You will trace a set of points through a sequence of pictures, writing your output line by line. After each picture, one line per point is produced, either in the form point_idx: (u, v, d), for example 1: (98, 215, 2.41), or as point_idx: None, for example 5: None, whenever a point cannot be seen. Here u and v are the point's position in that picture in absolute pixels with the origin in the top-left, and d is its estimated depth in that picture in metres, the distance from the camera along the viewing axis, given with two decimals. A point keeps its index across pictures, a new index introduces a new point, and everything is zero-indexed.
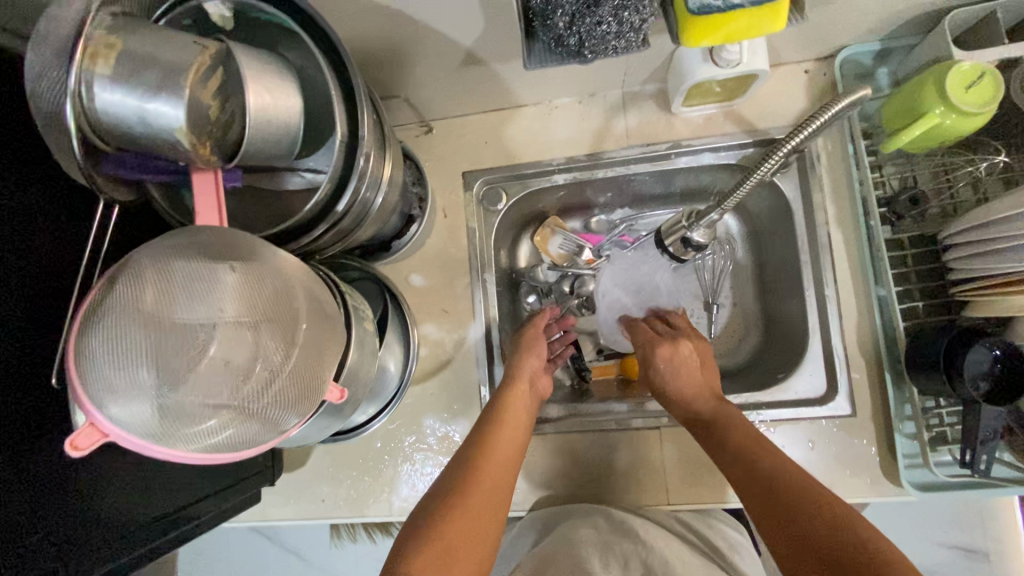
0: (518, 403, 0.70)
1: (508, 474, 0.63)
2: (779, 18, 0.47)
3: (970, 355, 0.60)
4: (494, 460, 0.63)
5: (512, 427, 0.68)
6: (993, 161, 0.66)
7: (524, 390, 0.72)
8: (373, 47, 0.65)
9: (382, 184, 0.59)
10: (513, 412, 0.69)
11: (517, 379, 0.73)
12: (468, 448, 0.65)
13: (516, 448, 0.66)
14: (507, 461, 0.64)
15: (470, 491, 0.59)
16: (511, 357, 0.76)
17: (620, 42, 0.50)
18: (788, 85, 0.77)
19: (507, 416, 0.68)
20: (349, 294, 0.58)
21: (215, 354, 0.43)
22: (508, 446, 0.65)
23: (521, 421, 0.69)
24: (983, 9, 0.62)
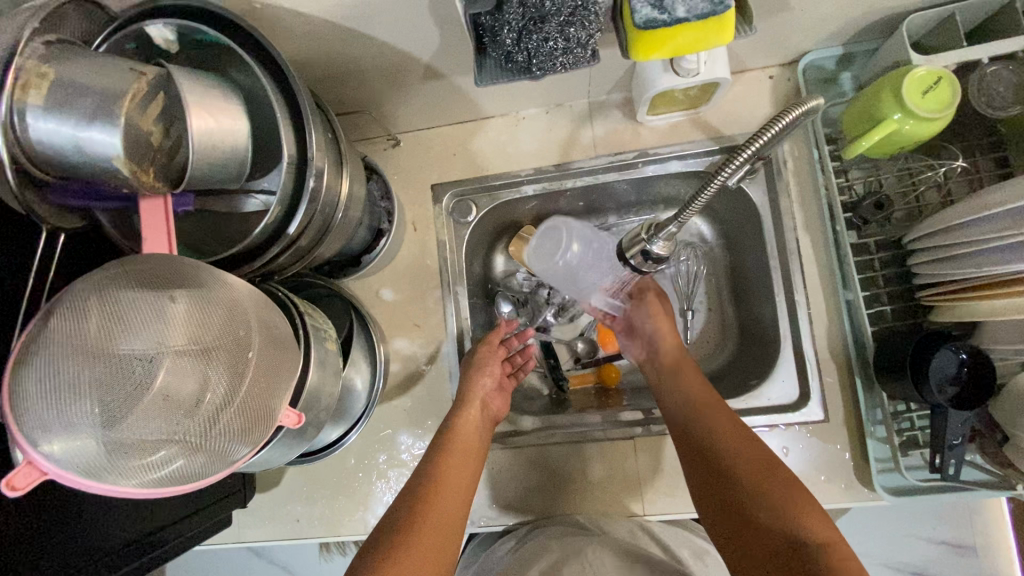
0: (468, 426, 0.70)
1: (461, 501, 0.64)
2: (725, 32, 0.47)
3: (937, 362, 0.60)
4: (447, 483, 0.64)
5: (462, 452, 0.68)
6: (953, 166, 0.67)
7: (476, 415, 0.72)
8: (331, 65, 0.65)
9: (341, 203, 0.58)
10: (465, 438, 0.69)
11: (468, 402, 0.72)
12: (418, 476, 0.64)
13: (471, 473, 0.67)
14: (459, 487, 0.64)
15: (422, 519, 0.59)
16: (463, 378, 0.75)
17: (568, 58, 0.50)
18: (754, 91, 0.77)
19: (459, 442, 0.68)
20: (309, 314, 0.58)
21: (156, 388, 0.41)
22: (462, 474, 0.66)
23: (474, 446, 0.69)
24: (940, 12, 0.62)
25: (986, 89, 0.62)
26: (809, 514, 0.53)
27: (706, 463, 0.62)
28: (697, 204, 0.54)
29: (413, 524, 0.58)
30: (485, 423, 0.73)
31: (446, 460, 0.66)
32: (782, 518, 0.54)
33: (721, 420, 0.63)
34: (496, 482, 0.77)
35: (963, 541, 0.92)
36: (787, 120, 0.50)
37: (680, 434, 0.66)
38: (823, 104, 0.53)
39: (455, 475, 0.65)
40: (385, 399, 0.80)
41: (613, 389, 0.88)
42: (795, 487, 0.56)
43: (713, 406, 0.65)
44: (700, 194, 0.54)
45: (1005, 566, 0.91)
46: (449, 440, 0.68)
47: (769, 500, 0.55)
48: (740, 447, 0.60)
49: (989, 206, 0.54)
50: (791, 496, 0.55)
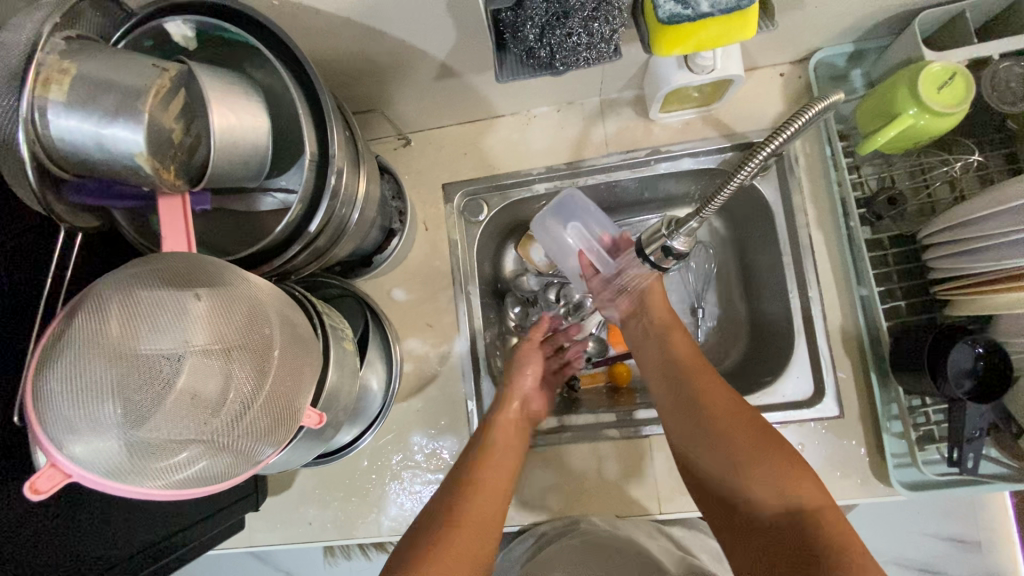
0: (508, 422, 0.72)
1: (496, 496, 0.64)
2: (749, 26, 0.47)
3: (953, 355, 0.60)
4: (481, 477, 0.64)
5: (503, 448, 0.69)
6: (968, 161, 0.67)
7: (516, 410, 0.75)
8: (345, 63, 0.64)
9: (358, 200, 0.57)
10: (501, 436, 0.70)
11: (510, 400, 0.75)
12: (453, 476, 0.65)
13: (507, 466, 0.67)
14: (494, 482, 0.65)
15: (465, 511, 0.60)
16: (504, 377, 0.79)
17: (591, 53, 0.50)
18: (765, 88, 0.77)
19: (496, 441, 0.69)
20: (327, 314, 0.57)
21: (181, 387, 0.41)
22: (497, 472, 0.66)
23: (511, 444, 0.70)
24: (952, 9, 0.63)
25: (999, 85, 0.62)
26: (803, 483, 0.54)
27: (694, 435, 0.62)
28: (716, 202, 0.55)
29: (448, 522, 0.59)
30: (523, 421, 0.75)
31: (481, 461, 0.66)
32: (773, 491, 0.54)
33: (712, 392, 0.63)
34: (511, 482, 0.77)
35: (968, 537, 0.93)
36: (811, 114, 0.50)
37: (667, 406, 0.66)
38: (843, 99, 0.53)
39: (490, 473, 0.65)
40: (398, 399, 0.79)
41: (624, 388, 0.88)
42: (788, 454, 0.56)
43: (705, 380, 0.65)
44: (721, 191, 0.54)
45: (1010, 561, 0.92)
46: (485, 439, 0.69)
47: (768, 484, 0.55)
48: (729, 419, 0.60)
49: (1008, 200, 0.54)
50: (786, 468, 0.55)
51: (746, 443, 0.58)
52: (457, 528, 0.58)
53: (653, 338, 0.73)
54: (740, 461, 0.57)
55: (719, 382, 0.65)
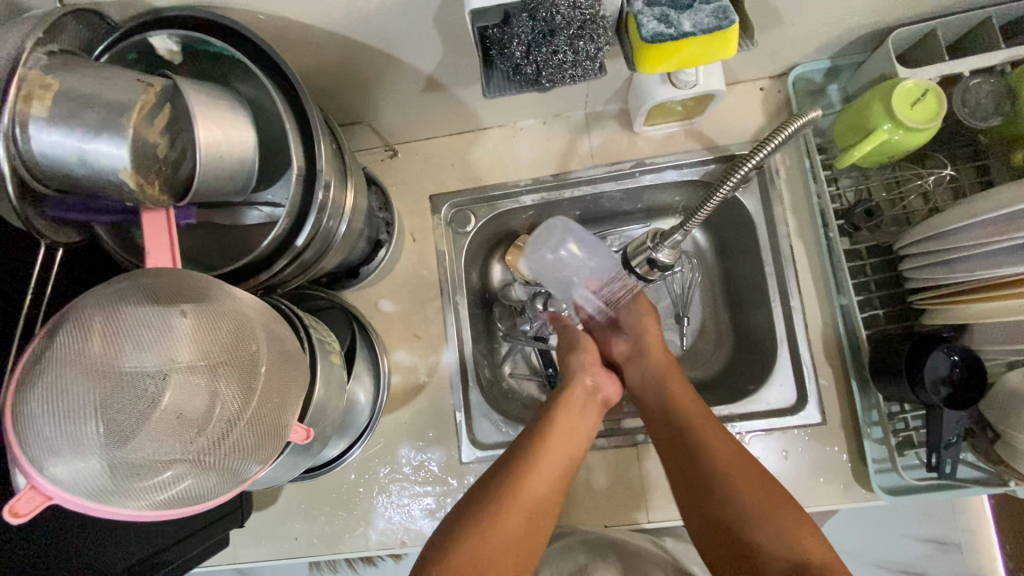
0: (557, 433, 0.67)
1: (540, 508, 0.61)
2: (729, 46, 0.48)
3: (930, 363, 0.62)
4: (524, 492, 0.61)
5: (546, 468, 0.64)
6: (940, 174, 0.68)
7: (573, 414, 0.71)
8: (332, 76, 0.64)
9: (345, 212, 0.58)
10: (558, 431, 0.67)
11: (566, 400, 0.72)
12: (487, 489, 0.61)
13: (556, 474, 0.64)
14: (538, 493, 0.62)
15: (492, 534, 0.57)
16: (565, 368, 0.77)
17: (577, 71, 0.51)
18: (745, 102, 0.79)
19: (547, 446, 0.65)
20: (313, 327, 0.57)
21: (167, 405, 0.40)
22: (546, 481, 0.63)
23: (570, 438, 0.68)
24: (924, 27, 0.65)
25: (970, 101, 0.64)
26: (805, 539, 0.56)
27: (702, 481, 0.62)
28: (700, 215, 0.56)
29: (473, 545, 0.56)
30: (591, 410, 0.73)
31: (531, 468, 0.63)
32: (780, 543, 0.56)
33: (714, 438, 0.64)
34: None
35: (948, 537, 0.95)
36: (792, 129, 0.52)
37: (666, 446, 0.67)
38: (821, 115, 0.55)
39: (536, 485, 0.62)
40: (386, 411, 0.79)
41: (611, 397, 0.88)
42: (791, 506, 0.58)
43: (699, 414, 0.67)
44: (706, 204, 0.55)
45: (988, 561, 0.94)
46: (538, 449, 0.65)
47: (778, 537, 0.56)
48: (728, 455, 0.62)
49: (980, 213, 0.56)
50: (794, 521, 0.57)
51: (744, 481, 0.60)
52: (489, 544, 0.56)
53: (650, 380, 0.73)
54: (734, 499, 0.59)
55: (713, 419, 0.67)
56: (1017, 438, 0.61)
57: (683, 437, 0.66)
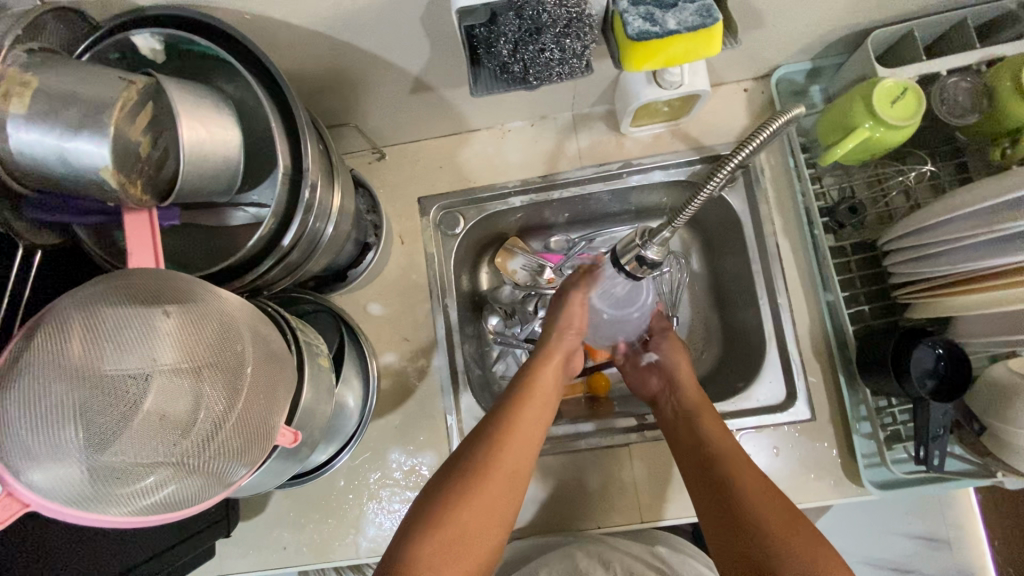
0: (533, 408, 0.66)
1: (510, 488, 0.60)
2: (713, 44, 0.49)
3: (915, 356, 0.63)
4: (495, 473, 0.60)
5: (523, 443, 0.63)
6: (922, 170, 0.70)
7: (546, 380, 0.71)
8: (318, 78, 0.64)
9: (331, 213, 0.57)
10: (532, 406, 0.67)
11: (544, 364, 0.72)
12: (465, 459, 0.61)
13: (528, 453, 0.63)
14: (510, 474, 0.60)
15: (467, 508, 0.57)
16: (547, 333, 0.77)
17: (564, 68, 0.51)
18: (730, 103, 0.80)
19: (520, 428, 0.64)
20: (301, 330, 0.56)
21: (149, 408, 0.39)
22: (522, 453, 0.62)
23: (543, 410, 0.67)
24: (902, 28, 0.67)
25: (947, 100, 0.65)
26: (819, 556, 0.53)
27: (738, 518, 0.58)
28: (687, 212, 0.56)
29: (445, 517, 0.56)
30: (559, 379, 0.73)
31: (507, 440, 0.62)
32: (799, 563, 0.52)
33: (750, 474, 0.61)
34: None
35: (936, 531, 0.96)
36: (774, 127, 0.52)
37: (698, 485, 0.64)
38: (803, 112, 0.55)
39: (513, 458, 0.61)
40: (375, 416, 0.78)
41: (603, 398, 0.89)
42: (804, 524, 0.56)
43: (729, 444, 0.64)
44: (691, 202, 0.55)
45: (977, 556, 0.95)
46: (516, 423, 0.64)
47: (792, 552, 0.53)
48: (756, 480, 0.60)
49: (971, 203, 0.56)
50: (805, 536, 0.54)
51: (769, 502, 0.58)
52: (467, 517, 0.56)
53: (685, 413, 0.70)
54: (768, 519, 0.56)
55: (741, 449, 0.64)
56: (1001, 429, 0.62)
57: (718, 473, 0.62)
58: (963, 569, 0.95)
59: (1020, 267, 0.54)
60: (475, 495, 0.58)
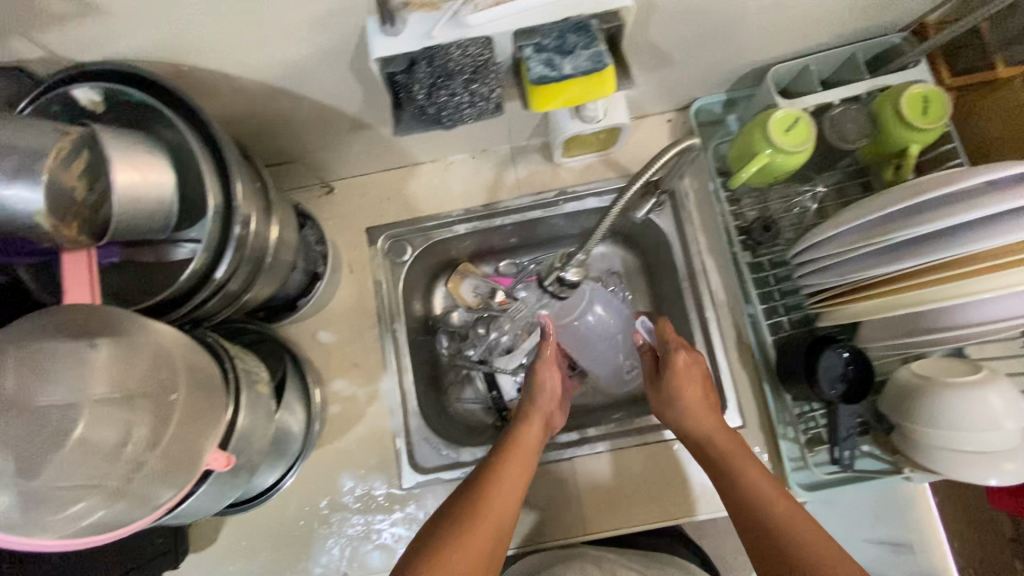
0: (516, 460, 0.69)
1: (496, 539, 0.62)
2: (607, 85, 0.54)
3: (825, 362, 0.67)
4: (485, 524, 0.62)
5: (507, 490, 0.66)
6: (816, 192, 0.79)
7: (534, 432, 0.73)
8: (261, 121, 0.69)
9: (268, 245, 0.61)
10: (514, 464, 0.68)
11: (531, 417, 0.75)
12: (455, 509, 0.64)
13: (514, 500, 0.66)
14: (496, 525, 0.63)
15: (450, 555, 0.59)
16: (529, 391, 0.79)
17: (474, 110, 0.56)
18: (655, 134, 0.86)
19: (499, 477, 0.66)
20: (239, 358, 0.60)
21: (79, 436, 0.42)
22: (506, 499, 0.65)
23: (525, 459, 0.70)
24: (798, 63, 0.75)
25: (837, 127, 0.72)
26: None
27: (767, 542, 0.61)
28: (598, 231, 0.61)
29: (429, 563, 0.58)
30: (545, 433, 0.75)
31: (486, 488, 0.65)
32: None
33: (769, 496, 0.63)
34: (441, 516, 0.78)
35: (888, 529, 0.99)
36: (661, 157, 0.60)
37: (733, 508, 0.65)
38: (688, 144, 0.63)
39: (495, 503, 0.64)
40: (327, 442, 0.80)
41: None
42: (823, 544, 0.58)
43: (763, 483, 0.64)
44: (600, 224, 0.61)
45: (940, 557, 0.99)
46: (495, 473, 0.67)
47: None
48: (778, 502, 0.62)
49: (860, 217, 0.63)
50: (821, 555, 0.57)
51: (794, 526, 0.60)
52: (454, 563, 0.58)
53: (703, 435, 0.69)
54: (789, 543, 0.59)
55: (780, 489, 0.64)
56: (907, 428, 0.67)
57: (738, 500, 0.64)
58: (925, 569, 0.99)
59: (900, 276, 0.62)
60: (462, 545, 0.60)
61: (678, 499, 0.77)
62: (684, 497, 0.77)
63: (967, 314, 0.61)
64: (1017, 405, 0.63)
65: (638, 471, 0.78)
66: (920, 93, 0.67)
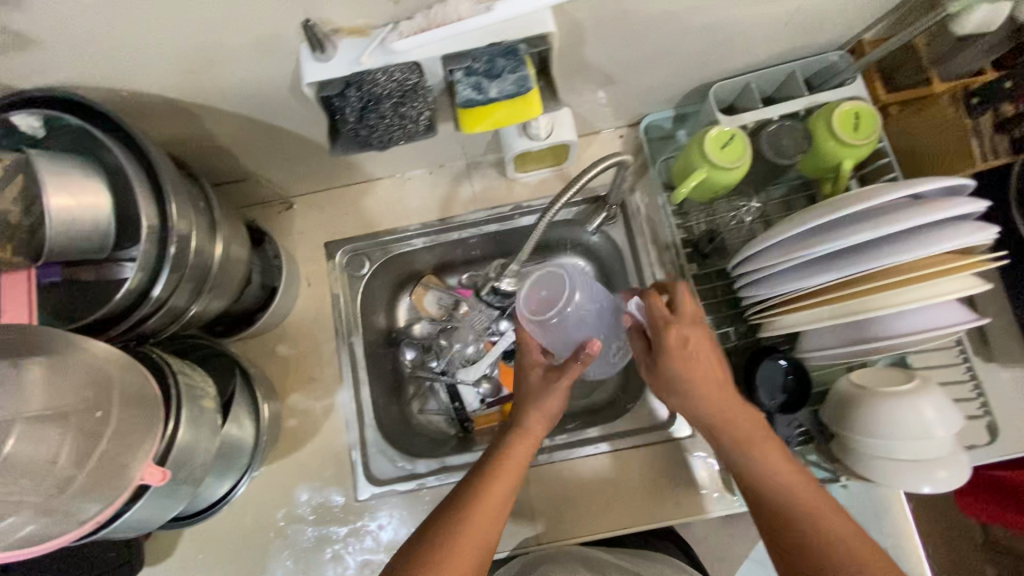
0: (509, 467, 0.66)
1: (482, 553, 0.60)
2: (533, 106, 0.57)
3: (761, 372, 0.70)
4: (462, 543, 0.59)
5: (496, 501, 0.63)
6: (750, 208, 0.81)
7: (529, 432, 0.69)
8: (212, 143, 0.70)
9: (212, 263, 0.62)
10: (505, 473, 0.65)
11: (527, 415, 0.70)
12: (445, 518, 0.62)
13: (504, 510, 0.63)
14: (485, 536, 0.61)
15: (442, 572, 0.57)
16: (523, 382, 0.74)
17: (404, 132, 0.59)
18: (607, 149, 0.89)
19: (492, 489, 0.63)
20: (184, 374, 0.60)
21: (10, 450, 0.49)
22: (495, 510, 0.62)
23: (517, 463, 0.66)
24: (739, 81, 0.77)
25: (775, 143, 0.74)
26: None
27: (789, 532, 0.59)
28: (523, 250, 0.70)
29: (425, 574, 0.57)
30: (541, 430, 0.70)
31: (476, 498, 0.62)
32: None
33: (794, 489, 0.60)
34: (396, 527, 0.79)
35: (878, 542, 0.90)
36: (584, 178, 0.63)
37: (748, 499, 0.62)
38: (619, 159, 0.65)
39: (484, 517, 0.61)
40: (284, 455, 0.81)
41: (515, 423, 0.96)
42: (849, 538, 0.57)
43: (790, 474, 0.61)
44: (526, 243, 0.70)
45: None
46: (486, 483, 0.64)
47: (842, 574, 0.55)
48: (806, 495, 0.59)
49: (794, 226, 0.64)
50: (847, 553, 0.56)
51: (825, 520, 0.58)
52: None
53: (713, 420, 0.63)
54: (822, 540, 0.57)
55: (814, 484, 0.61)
56: (844, 437, 0.69)
57: (759, 491, 0.61)
58: None
59: (825, 291, 0.64)
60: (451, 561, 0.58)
61: (626, 509, 0.78)
62: (631, 507, 0.78)
63: (883, 327, 0.64)
64: (947, 412, 0.64)
65: (588, 480, 0.80)
66: (851, 109, 0.69)
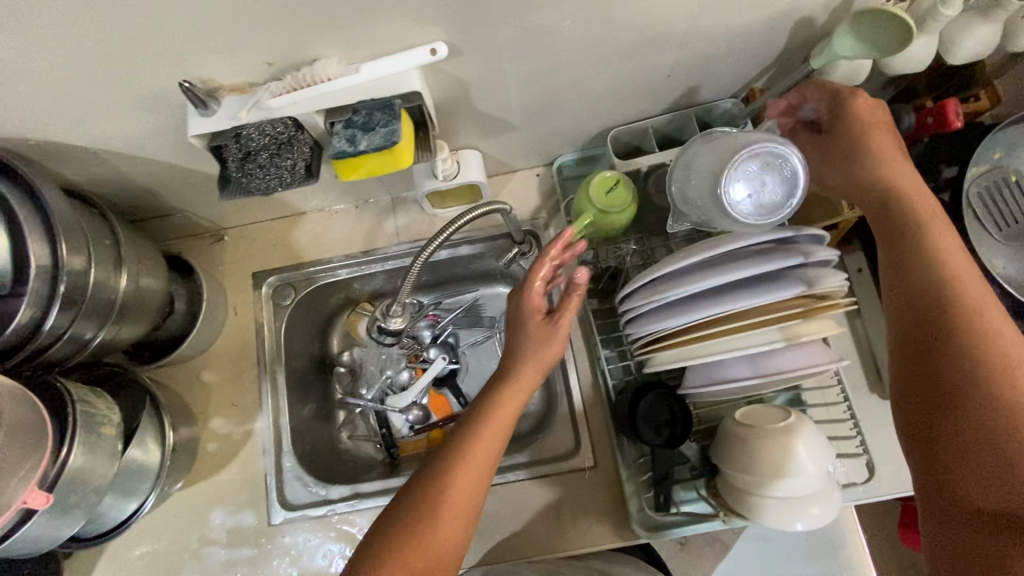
0: (489, 433, 0.62)
1: (464, 518, 0.59)
2: (403, 158, 0.60)
3: (642, 406, 0.74)
4: (445, 516, 0.58)
5: (474, 467, 0.61)
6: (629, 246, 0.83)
7: (510, 391, 0.66)
8: (133, 184, 0.76)
9: (116, 296, 0.66)
10: (484, 437, 0.62)
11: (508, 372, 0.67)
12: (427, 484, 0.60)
13: (483, 479, 0.61)
14: (466, 501, 0.59)
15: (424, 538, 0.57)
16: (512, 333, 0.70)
17: (280, 179, 0.63)
18: (524, 187, 0.92)
19: (468, 458, 0.61)
20: (86, 402, 0.64)
21: None
22: (474, 475, 0.60)
23: (500, 422, 0.64)
24: (638, 126, 0.81)
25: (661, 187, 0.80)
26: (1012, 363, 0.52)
27: (946, 307, 0.56)
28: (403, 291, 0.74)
29: (413, 538, 0.56)
30: (529, 383, 0.67)
31: (456, 462, 0.60)
32: (983, 362, 0.53)
33: (954, 265, 0.58)
34: (305, 550, 0.82)
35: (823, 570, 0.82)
36: (454, 225, 0.68)
37: (888, 279, 0.62)
38: (483, 206, 0.70)
39: (463, 483, 0.60)
40: (203, 478, 0.85)
41: None
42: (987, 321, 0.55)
43: (953, 249, 0.59)
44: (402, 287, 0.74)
45: None
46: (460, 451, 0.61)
47: (986, 357, 0.53)
48: (961, 278, 0.57)
49: (665, 266, 0.65)
50: (979, 340, 0.54)
51: (973, 299, 0.56)
52: (427, 542, 0.57)
53: (881, 191, 0.63)
54: (973, 318, 0.55)
55: (996, 300, 0.57)
56: (726, 472, 0.71)
57: (909, 259, 0.60)
58: None
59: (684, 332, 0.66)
60: (434, 526, 0.57)
61: (526, 539, 0.80)
62: (534, 535, 0.80)
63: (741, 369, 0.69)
64: (818, 450, 0.66)
65: (493, 509, 0.81)
66: None
